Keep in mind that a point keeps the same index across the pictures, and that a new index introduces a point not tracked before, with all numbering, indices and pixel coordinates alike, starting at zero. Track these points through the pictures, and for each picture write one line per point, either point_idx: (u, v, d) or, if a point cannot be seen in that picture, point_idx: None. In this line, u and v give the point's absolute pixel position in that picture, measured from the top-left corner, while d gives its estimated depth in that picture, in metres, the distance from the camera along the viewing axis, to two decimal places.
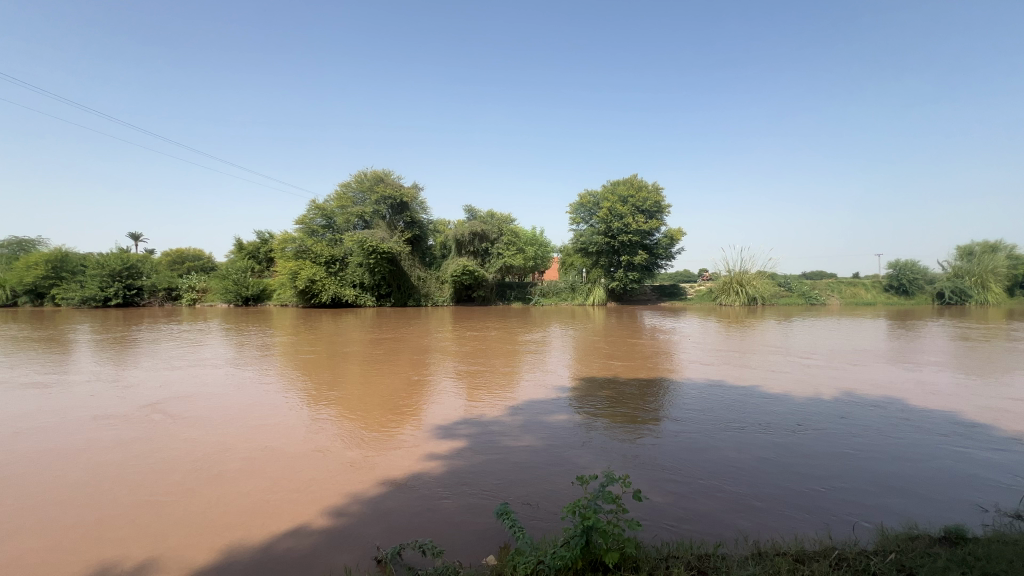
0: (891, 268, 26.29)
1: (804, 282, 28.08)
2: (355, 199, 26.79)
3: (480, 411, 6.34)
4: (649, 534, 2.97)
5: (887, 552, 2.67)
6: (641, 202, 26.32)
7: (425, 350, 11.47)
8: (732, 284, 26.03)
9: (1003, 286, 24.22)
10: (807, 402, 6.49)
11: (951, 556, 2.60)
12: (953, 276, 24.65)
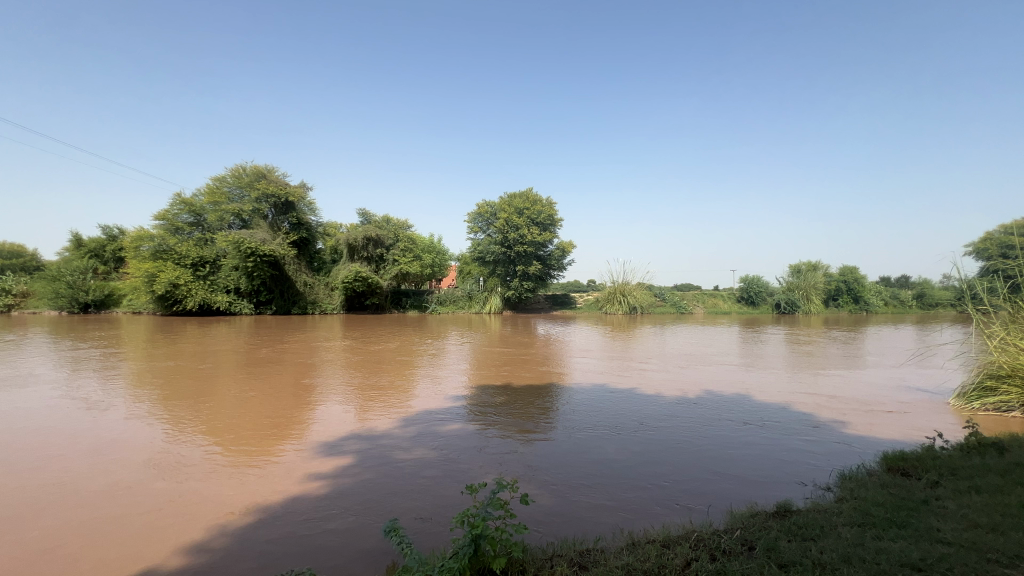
0: (742, 282, 30.64)
1: (675, 293, 31.46)
2: (230, 194, 24.20)
3: (370, 424, 6.07)
4: (535, 537, 3.08)
5: (734, 530, 3.08)
6: (536, 214, 27.45)
7: (311, 362, 10.68)
8: (616, 294, 28.23)
9: (821, 298, 29.44)
10: (676, 401, 7.26)
11: (781, 527, 3.08)
12: (787, 290, 29.39)
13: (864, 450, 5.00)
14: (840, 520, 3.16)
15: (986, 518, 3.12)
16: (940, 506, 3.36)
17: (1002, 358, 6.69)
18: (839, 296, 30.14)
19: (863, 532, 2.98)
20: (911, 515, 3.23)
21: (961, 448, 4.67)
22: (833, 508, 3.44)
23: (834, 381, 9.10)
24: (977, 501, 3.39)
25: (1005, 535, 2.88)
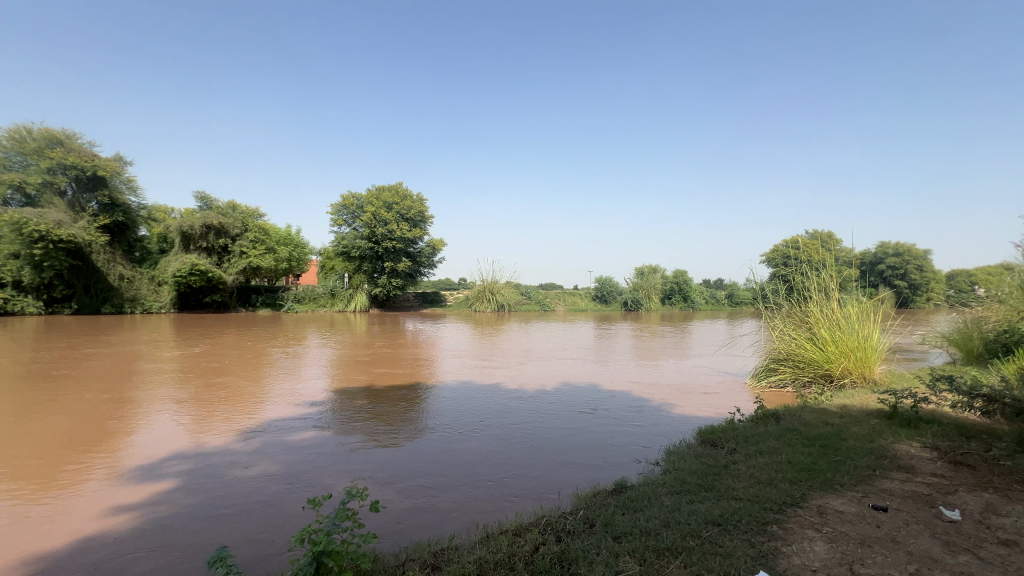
0: (596, 282, 33.81)
1: (540, 292, 33.37)
2: (8, 161, 19.11)
3: (204, 439, 5.28)
4: (387, 544, 2.97)
5: (578, 510, 3.35)
6: (406, 210, 26.68)
7: (125, 372, 8.88)
8: (485, 292, 28.91)
9: (659, 297, 33.89)
10: (537, 395, 7.65)
11: (617, 502, 3.44)
12: (633, 290, 33.21)
13: (686, 427, 5.85)
14: (663, 490, 3.64)
15: (765, 475, 3.88)
16: (735, 469, 4.09)
17: (781, 345, 8.40)
18: (673, 295, 34.92)
19: (679, 498, 3.48)
20: (715, 479, 3.87)
21: (752, 420, 5.75)
22: (659, 480, 3.95)
23: (667, 369, 10.50)
24: (760, 461, 4.20)
25: (777, 487, 3.61)
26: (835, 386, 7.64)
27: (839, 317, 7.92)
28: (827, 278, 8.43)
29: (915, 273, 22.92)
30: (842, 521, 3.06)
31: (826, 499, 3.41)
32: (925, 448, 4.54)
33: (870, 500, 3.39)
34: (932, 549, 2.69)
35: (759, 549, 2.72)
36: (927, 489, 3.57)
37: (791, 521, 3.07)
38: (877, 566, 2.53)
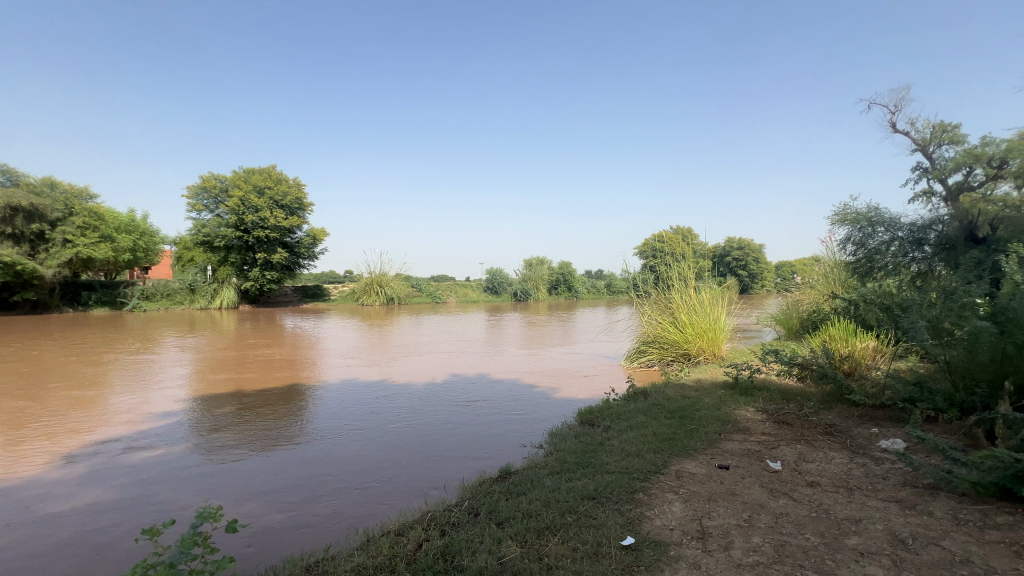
0: (487, 273, 34.25)
1: (431, 283, 32.82)
2: None
3: (9, 469, 4.29)
4: (252, 565, 2.69)
5: (464, 501, 3.35)
6: (281, 196, 24.29)
7: None
8: (373, 285, 27.61)
9: (547, 287, 35.50)
10: (426, 388, 7.55)
11: (502, 488, 3.51)
12: (522, 280, 34.31)
13: (568, 409, 6.21)
14: (544, 472, 3.81)
15: (634, 447, 4.27)
16: (609, 445, 4.43)
17: (649, 329, 9.34)
18: (559, 286, 36.80)
19: (560, 478, 3.67)
20: (592, 456, 4.15)
21: (625, 398, 6.30)
22: (542, 462, 4.13)
23: (552, 355, 11.06)
24: (631, 436, 4.61)
25: (644, 458, 4.00)
26: (691, 363, 8.74)
27: (696, 302, 9.04)
28: (687, 267, 9.53)
29: (753, 264, 27.02)
30: (694, 482, 3.48)
31: (683, 464, 3.85)
32: (758, 412, 5.37)
33: (716, 460, 3.90)
34: (760, 496, 3.19)
35: (627, 516, 2.97)
36: (758, 446, 4.23)
37: (654, 487, 3.41)
38: (720, 517, 2.92)
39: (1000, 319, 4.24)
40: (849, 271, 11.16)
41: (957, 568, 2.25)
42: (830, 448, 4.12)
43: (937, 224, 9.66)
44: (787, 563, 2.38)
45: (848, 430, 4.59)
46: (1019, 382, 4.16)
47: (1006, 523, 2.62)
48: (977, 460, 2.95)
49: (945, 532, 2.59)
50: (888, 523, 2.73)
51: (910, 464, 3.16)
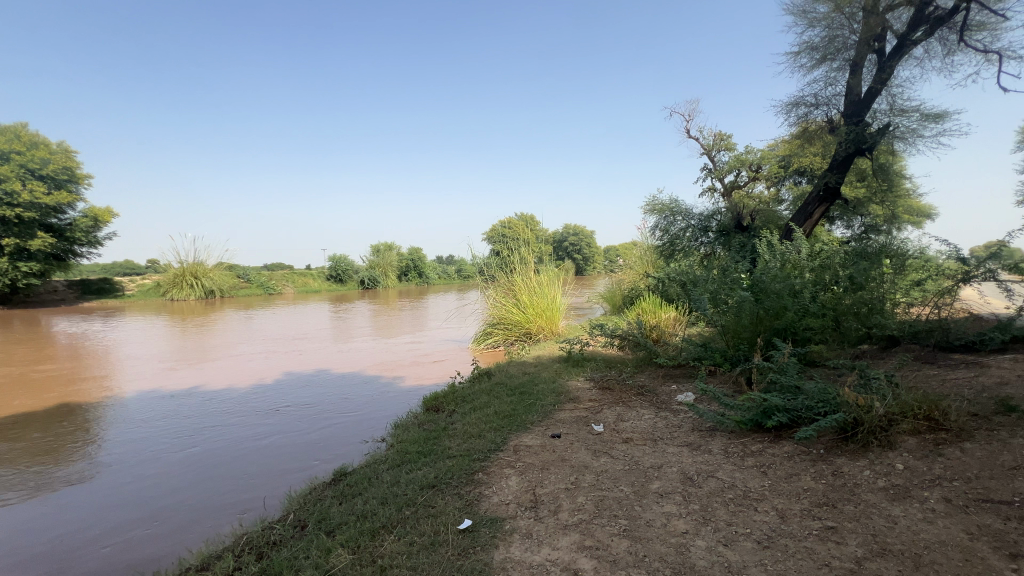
0: (330, 261, 31.59)
1: (262, 273, 29.00)
2: None
3: None
4: None
5: (289, 514, 3.00)
6: (38, 163, 18.75)
7: None
8: (185, 277, 23.16)
9: (396, 274, 34.33)
10: (252, 391, 6.65)
11: (334, 492, 3.24)
12: (370, 268, 32.57)
13: (414, 397, 6.08)
14: (383, 467, 3.63)
15: (476, 428, 4.35)
16: (452, 429, 4.45)
17: (494, 311, 9.67)
18: (408, 272, 35.89)
19: (399, 470, 3.54)
20: (435, 443, 4.10)
21: (470, 380, 6.40)
22: (382, 456, 3.94)
23: (400, 343, 10.75)
24: (473, 417, 4.69)
25: (485, 437, 4.10)
26: (532, 341, 9.32)
27: (534, 283, 9.61)
28: (528, 251, 10.04)
29: (586, 248, 29.98)
30: (530, 453, 3.67)
31: (520, 438, 4.05)
32: (587, 380, 5.96)
33: (549, 431, 4.19)
34: (585, 458, 3.50)
35: (465, 499, 2.98)
36: (585, 412, 4.67)
37: (493, 465, 3.51)
38: (551, 484, 3.13)
39: (755, 290, 5.37)
40: (658, 254, 13.10)
41: (726, 493, 2.75)
42: (641, 406, 4.75)
43: (717, 215, 12.33)
44: (604, 515, 2.64)
45: (655, 389, 5.36)
46: (766, 338, 5.33)
47: (757, 450, 3.30)
48: (739, 403, 3.67)
49: (719, 464, 3.16)
50: (681, 465, 3.23)
51: (697, 412, 3.79)
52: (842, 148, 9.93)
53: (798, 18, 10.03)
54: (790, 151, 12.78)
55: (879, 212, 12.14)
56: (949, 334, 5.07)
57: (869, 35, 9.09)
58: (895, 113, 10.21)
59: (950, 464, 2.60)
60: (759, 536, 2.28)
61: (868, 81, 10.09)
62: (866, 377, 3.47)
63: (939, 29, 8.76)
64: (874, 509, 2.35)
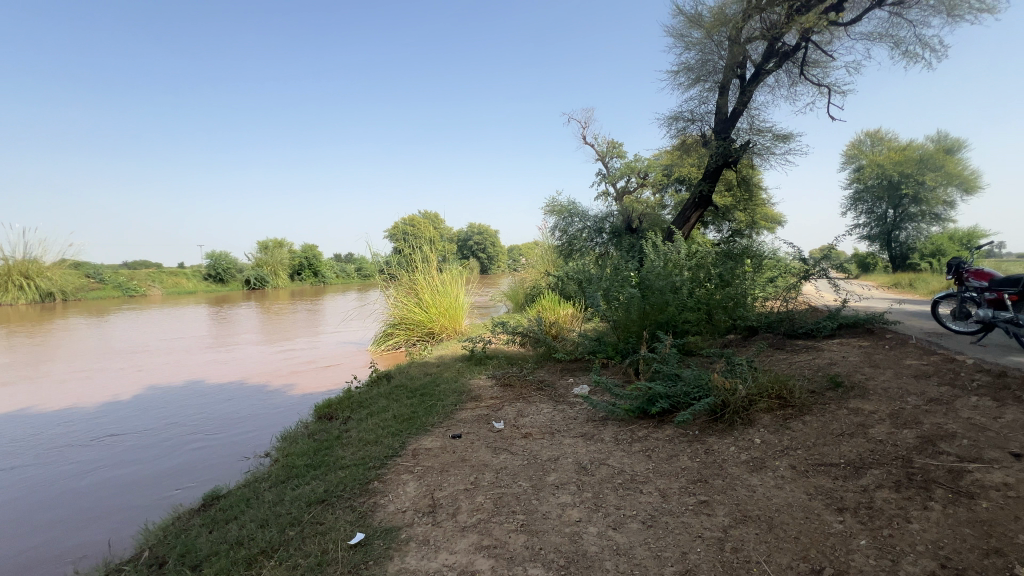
0: (207, 258, 28.14)
1: (120, 272, 24.96)
2: None
3: None
4: None
5: (144, 553, 2.59)
6: None
7: None
8: (12, 276, 19.04)
9: (287, 274, 31.72)
10: (102, 410, 5.67)
11: (203, 519, 2.86)
12: (257, 266, 29.71)
13: (305, 405, 5.63)
14: (264, 485, 3.30)
15: (373, 434, 4.13)
16: (346, 437, 4.19)
17: (395, 311, 9.33)
18: (301, 271, 33.31)
19: (283, 487, 3.23)
20: (326, 454, 3.82)
21: (367, 385, 6.09)
22: (264, 473, 3.57)
23: (290, 348, 9.91)
24: (370, 423, 4.46)
25: (381, 443, 3.91)
26: (434, 341, 9.16)
27: (437, 282, 9.41)
28: (431, 250, 9.81)
29: (491, 247, 30.22)
30: (429, 456, 3.58)
31: (420, 441, 3.93)
32: (489, 378, 5.99)
33: (449, 431, 4.12)
34: (486, 456, 3.50)
35: (358, 511, 2.81)
36: (486, 410, 4.68)
37: (390, 471, 3.36)
38: (451, 486, 3.07)
39: (642, 287, 5.82)
40: (557, 253, 13.61)
41: (615, 478, 2.92)
42: (540, 401, 4.89)
43: (610, 218, 13.20)
44: (503, 512, 2.65)
45: (553, 383, 5.56)
46: (651, 331, 5.79)
47: (643, 435, 3.56)
48: (628, 392, 3.93)
49: (610, 452, 3.35)
50: (576, 455, 3.36)
51: (591, 404, 3.98)
52: (713, 160, 11.15)
53: (676, 41, 11.05)
54: (671, 161, 14.05)
55: (742, 219, 13.83)
56: (795, 323, 5.88)
57: (733, 62, 10.31)
58: (753, 132, 11.72)
59: (795, 435, 3.02)
60: (644, 517, 2.44)
61: (732, 102, 11.45)
62: (731, 363, 3.91)
63: (785, 62, 10.21)
64: (737, 481, 2.65)
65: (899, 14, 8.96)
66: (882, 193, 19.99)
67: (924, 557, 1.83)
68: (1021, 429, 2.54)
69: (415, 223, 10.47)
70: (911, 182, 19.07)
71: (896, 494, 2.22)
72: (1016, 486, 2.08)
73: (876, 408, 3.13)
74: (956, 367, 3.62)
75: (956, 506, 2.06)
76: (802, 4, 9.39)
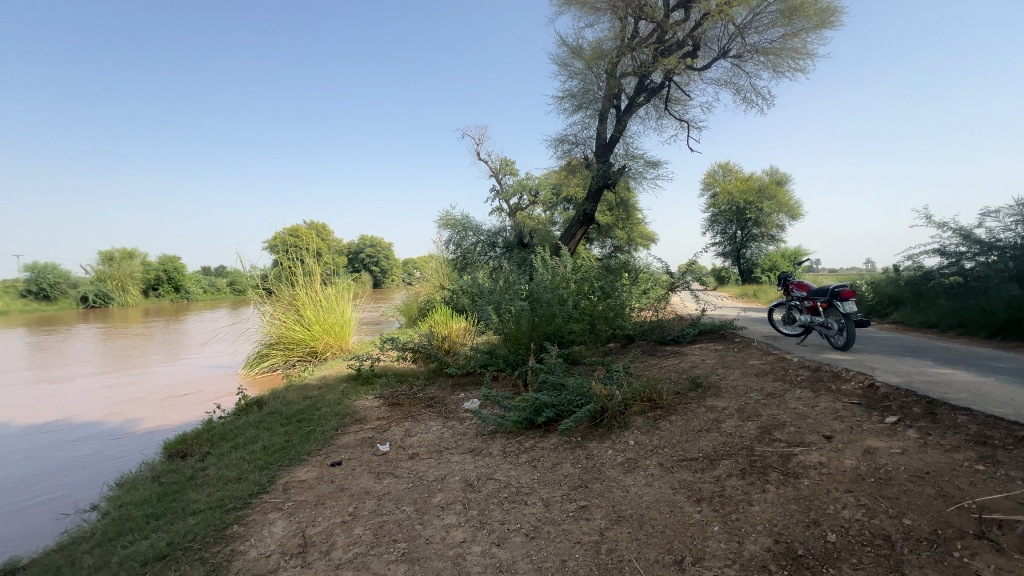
0: (27, 271, 23.15)
1: None
2: None
3: None
4: None
5: None
6: None
7: None
8: None
9: (139, 289, 27.34)
10: None
11: None
12: (97, 280, 25.17)
13: (151, 444, 4.81)
14: (86, 547, 2.72)
15: (235, 471, 3.65)
16: (203, 476, 3.65)
17: (272, 329, 8.47)
18: (158, 286, 28.89)
19: (111, 547, 2.70)
20: (174, 499, 3.28)
21: (233, 414, 5.40)
22: (85, 534, 2.94)
23: (138, 375, 8.50)
24: (234, 457, 3.94)
25: (246, 479, 3.46)
26: (317, 362, 8.45)
27: (321, 298, 8.72)
28: (316, 263, 9.09)
29: (385, 260, 29.10)
30: (302, 489, 3.25)
31: (292, 473, 3.55)
32: (376, 398, 5.67)
33: (328, 459, 3.80)
34: (367, 483, 3.27)
35: (210, 563, 2.44)
36: (371, 433, 4.40)
37: (254, 512, 2.98)
38: (326, 520, 2.80)
39: (531, 300, 5.99)
40: (452, 266, 13.49)
41: (501, 492, 2.91)
42: (429, 419, 4.74)
43: (503, 232, 13.59)
44: (383, 542, 2.49)
45: (443, 399, 5.44)
46: (539, 342, 5.97)
47: (530, 446, 3.62)
48: (516, 404, 3.98)
49: (497, 466, 3.34)
50: (463, 472, 3.30)
51: (480, 418, 3.95)
52: (595, 181, 12.00)
53: (560, 69, 11.79)
54: (559, 181, 14.84)
55: (622, 236, 15.04)
56: (664, 331, 6.49)
57: (610, 93, 11.27)
58: (629, 158, 12.90)
59: (663, 434, 3.29)
60: (527, 529, 2.45)
61: (610, 130, 12.50)
62: (610, 371, 4.17)
63: (653, 98, 11.43)
64: (613, 483, 2.79)
65: (738, 65, 10.57)
66: (731, 217, 23.26)
67: (763, 535, 2.08)
68: (831, 414, 3.06)
69: (299, 233, 9.66)
70: (753, 209, 22.49)
71: (742, 481, 2.51)
72: (828, 463, 2.48)
73: (727, 404, 3.55)
74: (786, 365, 4.27)
75: (786, 486, 2.38)
76: (664, 48, 10.63)
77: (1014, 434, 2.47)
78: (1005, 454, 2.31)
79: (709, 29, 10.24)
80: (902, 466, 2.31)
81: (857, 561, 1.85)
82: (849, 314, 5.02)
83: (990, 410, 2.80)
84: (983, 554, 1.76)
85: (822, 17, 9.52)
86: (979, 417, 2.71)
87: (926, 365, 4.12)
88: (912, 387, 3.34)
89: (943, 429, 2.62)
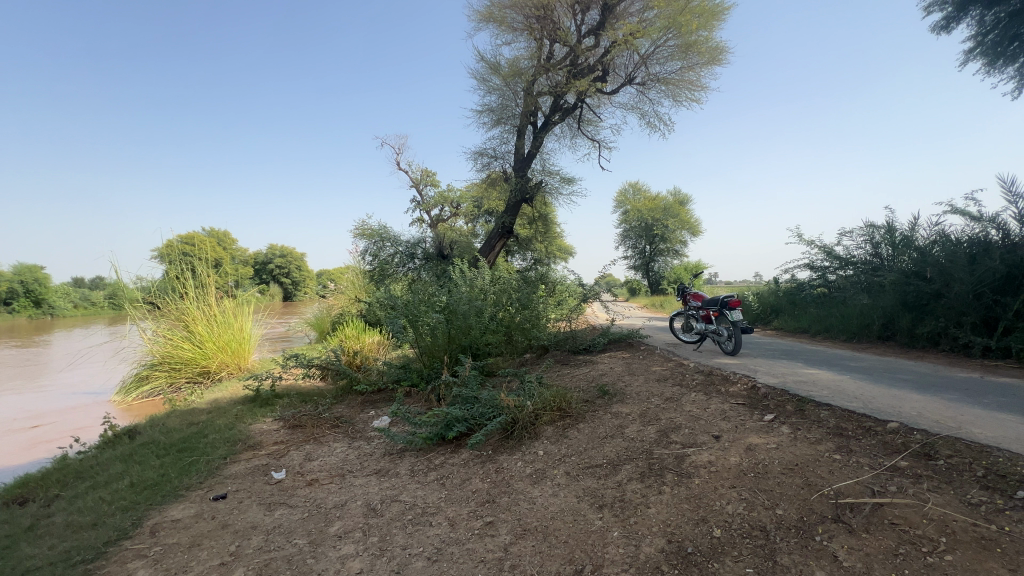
0: None
1: None
2: None
3: None
4: None
5: None
6: None
7: None
8: None
9: None
10: None
11: None
12: None
13: None
14: None
15: (90, 515, 3.12)
16: (46, 525, 3.07)
17: (153, 349, 7.48)
18: (12, 300, 24.49)
19: None
20: (2, 558, 2.72)
21: (96, 449, 4.66)
22: None
23: None
24: (91, 499, 3.38)
25: (103, 525, 2.97)
26: (208, 383, 7.58)
27: (216, 312, 7.87)
28: (211, 273, 8.23)
29: (298, 271, 27.23)
30: (175, 531, 2.85)
31: (164, 513, 3.11)
32: (275, 421, 5.19)
33: (210, 494, 3.38)
34: (256, 517, 2.95)
35: None
36: (265, 460, 4.01)
37: (110, 563, 2.56)
38: (200, 564, 2.47)
39: (446, 312, 5.85)
40: (368, 278, 12.91)
41: (406, 515, 2.76)
42: (333, 440, 4.43)
43: (422, 243, 13.37)
44: None
45: (351, 418, 5.12)
46: (455, 355, 5.87)
47: (439, 463, 3.50)
48: (426, 420, 3.84)
49: (403, 486, 3.18)
50: (366, 496, 3.09)
51: (388, 437, 3.75)
52: (514, 195, 12.22)
53: (479, 83, 11.92)
54: (479, 194, 14.92)
55: (540, 248, 15.38)
56: (578, 341, 6.65)
57: (527, 110, 11.55)
58: (546, 173, 13.30)
59: (571, 443, 3.34)
60: (430, 551, 2.34)
61: (528, 145, 12.82)
62: (522, 382, 4.19)
63: (567, 117, 11.93)
64: (520, 496, 2.77)
65: (643, 92, 11.40)
66: (641, 232, 24.91)
67: (658, 537, 2.16)
68: (720, 415, 3.30)
69: (194, 242, 8.68)
70: (659, 225, 24.28)
71: (641, 484, 2.61)
72: (716, 461, 2.65)
73: (631, 410, 3.70)
74: (683, 370, 4.57)
75: (679, 486, 2.51)
76: (577, 71, 11.16)
77: (863, 425, 2.82)
78: (856, 443, 2.62)
79: (617, 56, 10.91)
80: (776, 460, 2.54)
81: (737, 554, 1.97)
82: (736, 322, 5.53)
83: (845, 405, 3.19)
84: (838, 535, 1.96)
85: (712, 54, 10.58)
86: (837, 411, 3.06)
87: (798, 367, 4.62)
88: (786, 387, 3.71)
89: (809, 424, 2.93)
